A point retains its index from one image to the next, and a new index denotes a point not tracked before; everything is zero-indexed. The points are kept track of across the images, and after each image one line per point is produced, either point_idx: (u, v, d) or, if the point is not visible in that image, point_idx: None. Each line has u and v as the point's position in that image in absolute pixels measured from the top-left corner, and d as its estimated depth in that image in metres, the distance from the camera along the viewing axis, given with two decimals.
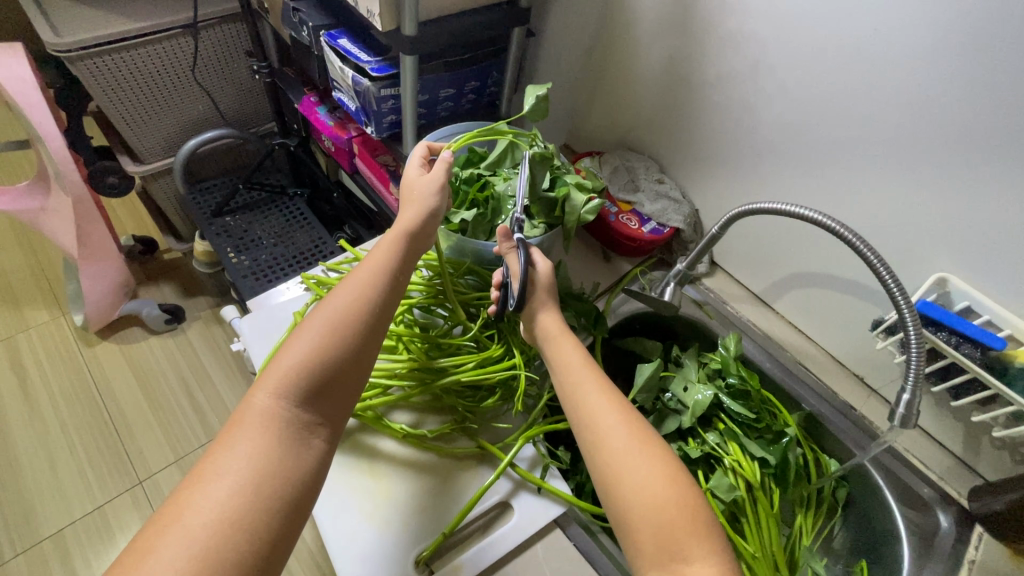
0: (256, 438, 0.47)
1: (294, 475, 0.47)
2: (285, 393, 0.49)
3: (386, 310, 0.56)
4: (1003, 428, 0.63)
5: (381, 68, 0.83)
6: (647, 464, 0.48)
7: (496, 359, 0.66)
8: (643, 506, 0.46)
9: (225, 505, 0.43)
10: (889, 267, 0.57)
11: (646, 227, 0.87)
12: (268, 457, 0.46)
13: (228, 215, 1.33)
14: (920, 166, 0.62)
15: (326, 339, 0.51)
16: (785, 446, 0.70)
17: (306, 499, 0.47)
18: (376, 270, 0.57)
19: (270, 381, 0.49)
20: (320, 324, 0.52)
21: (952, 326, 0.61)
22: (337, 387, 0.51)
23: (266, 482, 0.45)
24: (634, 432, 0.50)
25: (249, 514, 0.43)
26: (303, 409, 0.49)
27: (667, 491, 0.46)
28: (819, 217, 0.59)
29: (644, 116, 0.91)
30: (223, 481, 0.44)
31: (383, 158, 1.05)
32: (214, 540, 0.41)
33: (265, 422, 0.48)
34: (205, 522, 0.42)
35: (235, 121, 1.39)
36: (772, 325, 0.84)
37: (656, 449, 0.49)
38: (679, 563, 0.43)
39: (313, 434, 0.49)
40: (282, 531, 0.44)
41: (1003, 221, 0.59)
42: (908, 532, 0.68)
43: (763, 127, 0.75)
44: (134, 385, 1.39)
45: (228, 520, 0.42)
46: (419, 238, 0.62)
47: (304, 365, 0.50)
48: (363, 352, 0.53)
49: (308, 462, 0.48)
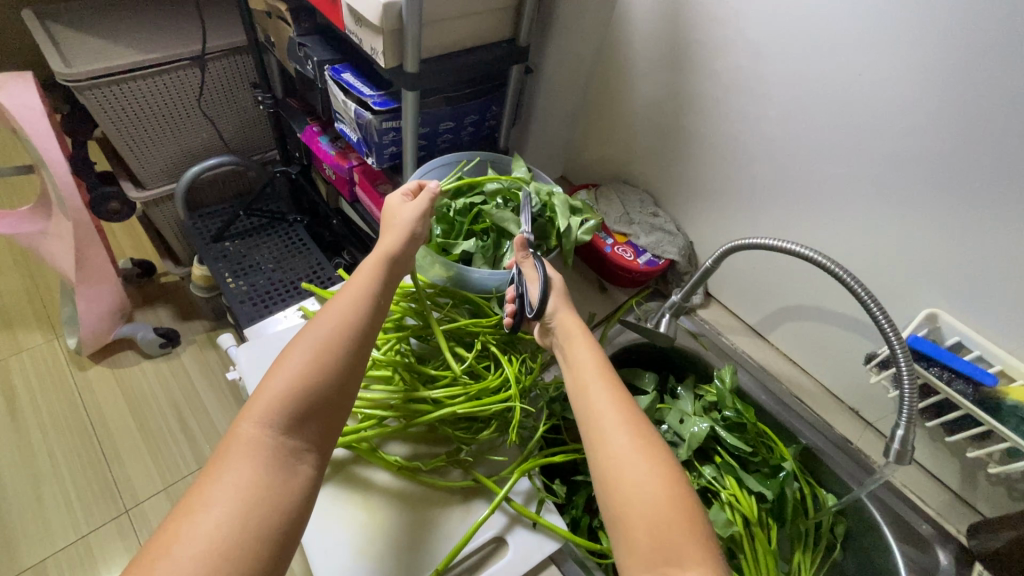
0: (244, 467, 0.46)
1: (283, 500, 0.46)
2: (270, 421, 0.49)
3: (370, 332, 0.56)
4: (999, 464, 0.63)
5: (383, 102, 0.85)
6: (647, 465, 0.47)
7: (492, 389, 0.65)
8: (642, 505, 0.45)
9: (214, 534, 0.42)
10: (879, 303, 0.58)
11: (642, 259, 0.86)
12: (256, 485, 0.46)
13: (227, 240, 1.34)
14: (911, 202, 0.64)
15: (314, 360, 0.52)
16: (782, 480, 0.69)
17: (295, 527, 0.46)
18: (358, 292, 0.58)
19: (256, 409, 0.49)
20: (304, 349, 0.52)
21: (943, 361, 0.61)
22: (325, 411, 0.52)
23: (254, 512, 0.44)
24: (638, 433, 0.50)
25: (240, 541, 0.42)
26: (288, 435, 0.49)
27: (662, 491, 0.46)
28: (807, 252, 0.60)
29: (637, 149, 0.93)
30: (210, 511, 0.43)
31: (383, 187, 1.07)
32: (204, 573, 0.40)
33: (251, 451, 0.47)
34: (193, 554, 0.41)
35: (239, 149, 1.41)
36: (768, 357, 0.84)
37: (653, 452, 0.48)
38: (673, 565, 0.43)
39: (300, 459, 0.49)
40: (273, 558, 0.44)
41: (993, 257, 0.60)
42: (908, 569, 0.67)
43: (754, 160, 0.77)
44: (126, 410, 1.39)
45: (217, 547, 0.41)
46: (401, 261, 0.63)
47: (287, 391, 0.50)
48: (351, 375, 0.54)
49: (296, 489, 0.47)
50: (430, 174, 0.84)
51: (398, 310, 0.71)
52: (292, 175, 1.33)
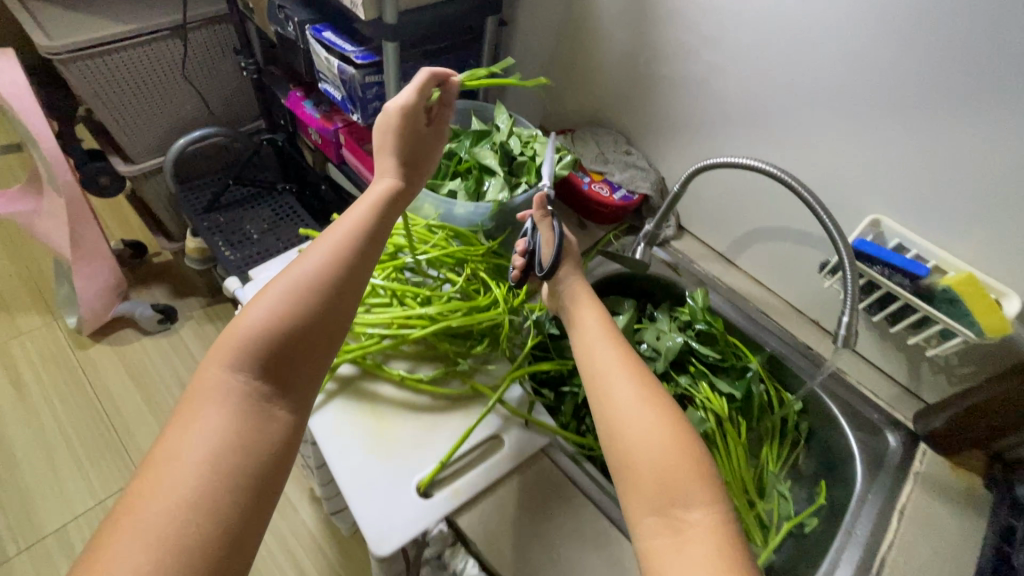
0: (217, 413, 0.45)
1: (259, 446, 0.45)
2: (242, 367, 0.48)
3: (351, 275, 0.54)
4: (935, 347, 0.70)
5: (365, 56, 0.89)
6: (652, 419, 0.48)
7: (483, 308, 0.72)
8: (646, 454, 0.47)
9: (182, 481, 0.41)
10: (827, 210, 0.65)
11: (617, 194, 0.91)
12: (229, 432, 0.45)
13: (219, 211, 1.38)
14: (855, 121, 0.70)
15: (288, 303, 0.50)
16: (749, 379, 0.78)
17: (270, 474, 0.45)
18: (340, 235, 0.55)
19: (227, 356, 0.48)
20: (279, 294, 0.50)
21: (884, 259, 0.67)
22: (299, 356, 0.50)
23: (227, 457, 0.43)
24: (643, 390, 0.51)
25: (210, 488, 0.41)
26: (261, 381, 0.48)
27: (669, 444, 0.47)
28: (762, 164, 0.68)
29: (608, 96, 0.98)
30: (180, 456, 0.42)
31: (369, 147, 1.12)
32: (171, 518, 0.39)
33: (224, 397, 0.46)
34: (158, 500, 0.40)
35: (224, 120, 1.43)
36: (737, 280, 0.91)
37: (660, 401, 0.50)
38: (679, 508, 0.44)
39: (272, 404, 0.48)
40: (245, 504, 0.42)
41: (927, 163, 0.66)
42: (861, 453, 0.75)
43: (714, 96, 0.83)
44: (131, 385, 1.43)
45: (186, 492, 0.40)
46: (390, 204, 0.60)
47: (259, 337, 0.48)
48: (328, 319, 0.51)
49: (271, 435, 0.47)
50: None
51: (391, 243, 0.75)
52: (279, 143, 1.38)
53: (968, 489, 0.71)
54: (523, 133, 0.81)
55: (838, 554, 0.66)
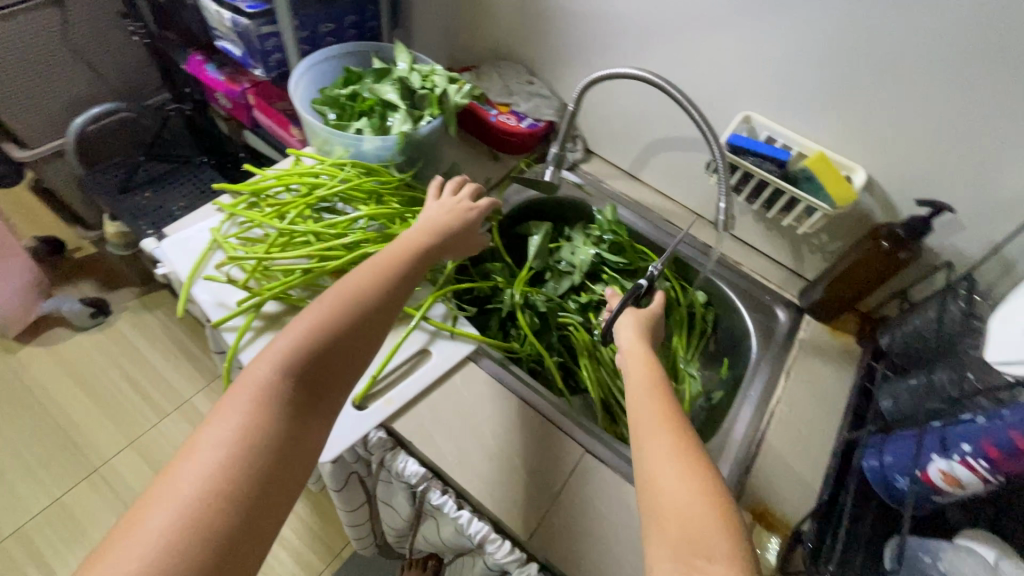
0: (250, 412, 0.46)
1: (288, 451, 0.46)
2: (283, 370, 0.48)
3: (389, 301, 0.56)
4: (805, 225, 0.79)
5: (256, 4, 0.88)
6: (687, 477, 0.44)
7: (399, 236, 0.75)
8: (677, 502, 0.43)
9: (214, 474, 0.42)
10: (696, 108, 0.69)
11: (524, 123, 0.96)
12: (261, 432, 0.45)
13: (135, 190, 1.34)
14: (721, 28, 0.76)
15: (334, 318, 0.52)
16: (654, 279, 0.88)
17: (291, 480, 0.46)
18: (383, 262, 0.58)
19: (271, 358, 0.49)
20: (324, 307, 0.52)
21: (752, 150, 0.75)
22: (335, 372, 0.51)
23: (241, 459, 0.43)
24: (681, 439, 0.48)
25: (239, 485, 0.42)
26: (297, 388, 0.48)
27: (700, 496, 0.43)
28: (635, 71, 0.71)
29: (508, 31, 1.00)
30: (212, 447, 0.43)
31: (280, 105, 1.11)
32: (198, 507, 0.40)
33: (260, 397, 0.47)
34: (188, 489, 0.40)
35: (125, 95, 1.37)
36: (642, 194, 0.98)
37: (687, 448, 0.47)
38: (702, 560, 0.40)
39: (305, 413, 0.48)
40: (264, 505, 0.43)
41: (783, 61, 0.74)
42: (754, 329, 0.84)
43: (601, 19, 0.87)
44: (71, 383, 1.40)
45: (215, 486, 0.41)
46: (434, 241, 0.63)
47: (301, 345, 0.50)
48: (363, 341, 0.53)
49: (300, 444, 0.47)
50: (320, 67, 0.88)
51: (303, 183, 0.76)
52: (187, 112, 1.32)
53: (843, 347, 0.81)
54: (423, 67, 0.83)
55: (735, 414, 0.75)
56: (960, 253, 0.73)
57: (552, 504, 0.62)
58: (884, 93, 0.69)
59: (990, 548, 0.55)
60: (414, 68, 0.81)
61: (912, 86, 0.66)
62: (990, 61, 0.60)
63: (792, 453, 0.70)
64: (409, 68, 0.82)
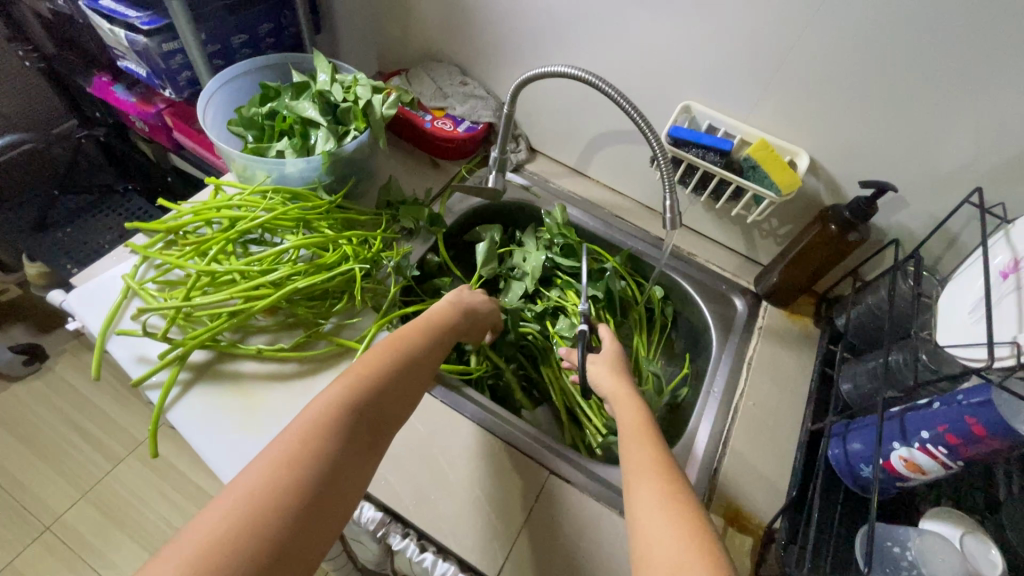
0: (323, 425, 0.45)
1: (353, 472, 0.44)
2: (356, 394, 0.48)
3: (437, 358, 0.58)
4: (754, 212, 0.78)
5: (152, 21, 0.80)
6: (670, 516, 0.42)
7: (334, 265, 0.70)
8: (660, 541, 0.40)
9: (284, 479, 0.40)
10: (632, 104, 0.65)
11: (461, 127, 0.91)
12: (331, 446, 0.44)
13: (53, 228, 1.24)
14: (653, 16, 0.73)
15: (396, 358, 0.53)
16: (608, 280, 0.83)
17: (349, 503, 0.43)
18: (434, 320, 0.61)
19: (343, 382, 0.49)
20: (393, 350, 0.54)
21: (694, 141, 0.73)
22: (396, 408, 0.51)
23: (288, 486, 0.40)
24: (665, 481, 0.45)
25: (308, 494, 0.40)
26: (365, 413, 0.48)
27: (683, 530, 0.40)
28: (567, 68, 0.67)
29: (436, 29, 0.95)
30: (282, 453, 0.41)
31: (201, 125, 1.03)
32: (261, 511, 0.37)
33: (332, 414, 0.46)
34: (255, 492, 0.38)
35: (30, 124, 1.25)
36: (591, 190, 0.95)
37: (674, 488, 0.44)
38: None
39: (369, 437, 0.47)
40: (321, 520, 0.40)
41: (718, 47, 0.71)
42: (714, 321, 0.83)
43: (531, 12, 0.82)
44: (9, 439, 1.30)
45: (283, 490, 0.39)
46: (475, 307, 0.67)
47: (373, 376, 0.50)
48: (415, 385, 0.54)
49: (362, 469, 0.45)
50: (233, 85, 0.82)
51: (222, 217, 0.70)
52: (99, 138, 1.25)
53: (802, 331, 0.81)
54: (344, 77, 0.76)
55: (702, 412, 0.73)
56: (907, 229, 0.73)
57: (519, 533, 0.59)
58: (821, 74, 0.67)
59: (957, 525, 0.56)
60: (333, 78, 0.75)
61: (847, 65, 0.65)
62: (922, 37, 0.59)
63: (758, 446, 0.69)
64: (328, 80, 0.75)
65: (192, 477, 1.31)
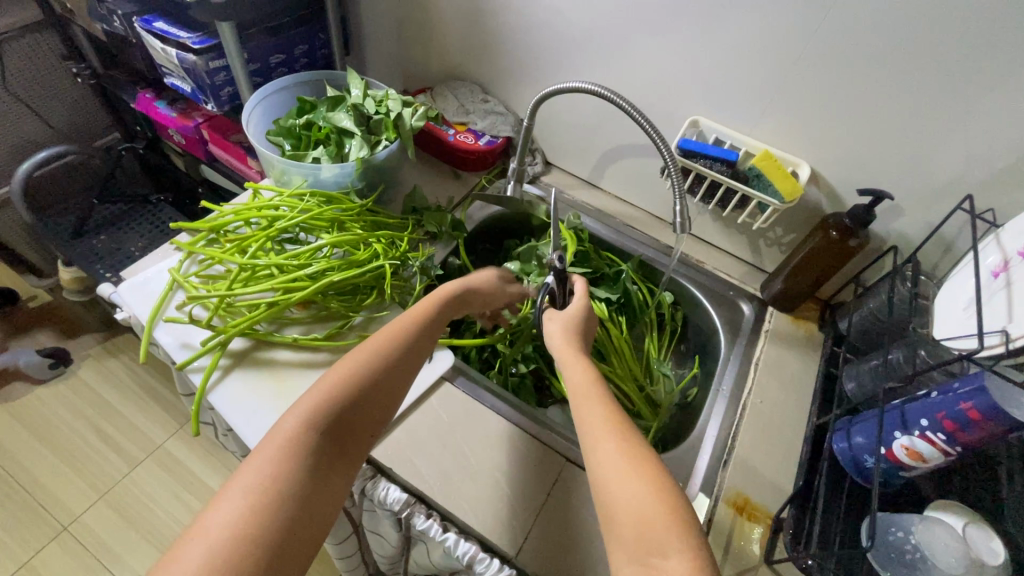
0: (281, 458, 0.47)
1: (314, 496, 0.46)
2: (314, 420, 0.49)
3: (410, 361, 0.58)
4: (760, 220, 0.82)
5: (202, 40, 0.87)
6: (641, 480, 0.45)
7: (365, 262, 0.75)
8: (627, 503, 0.44)
9: (244, 516, 0.42)
10: (643, 115, 0.71)
11: (482, 140, 0.97)
12: (292, 476, 0.46)
13: (90, 234, 1.29)
14: (663, 40, 0.79)
15: (362, 369, 0.54)
16: (624, 283, 0.90)
17: (317, 524, 0.46)
18: (408, 317, 0.61)
19: (302, 406, 0.50)
20: (356, 360, 0.54)
21: (703, 153, 0.78)
22: (361, 423, 0.53)
23: (259, 514, 0.43)
24: (630, 445, 0.48)
25: (269, 526, 0.43)
26: (325, 437, 0.49)
27: (651, 492, 0.44)
28: (584, 85, 0.72)
29: (459, 52, 1.02)
30: (243, 491, 0.44)
31: (236, 137, 1.10)
32: (226, 547, 0.40)
33: (292, 444, 0.48)
34: (217, 534, 0.41)
35: (74, 137, 1.33)
36: (603, 201, 1.00)
37: (638, 450, 0.47)
38: (656, 558, 0.40)
39: (331, 458, 0.49)
40: (291, 545, 0.43)
41: (725, 68, 0.77)
42: (721, 324, 0.86)
43: (549, 36, 0.89)
44: (33, 440, 1.34)
45: (243, 526, 0.42)
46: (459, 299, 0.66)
47: (332, 396, 0.51)
48: (383, 395, 0.55)
49: (327, 490, 0.48)
50: (273, 99, 0.88)
51: (262, 216, 0.75)
52: (139, 150, 1.31)
53: (807, 335, 0.84)
54: (377, 93, 0.82)
55: (711, 410, 0.76)
56: (906, 237, 0.77)
57: (538, 517, 0.62)
58: (820, 91, 0.72)
59: (956, 516, 0.58)
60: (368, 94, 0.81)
61: (845, 83, 0.70)
62: (913, 59, 0.64)
63: (766, 442, 0.72)
64: (362, 95, 0.81)
65: (207, 480, 1.34)
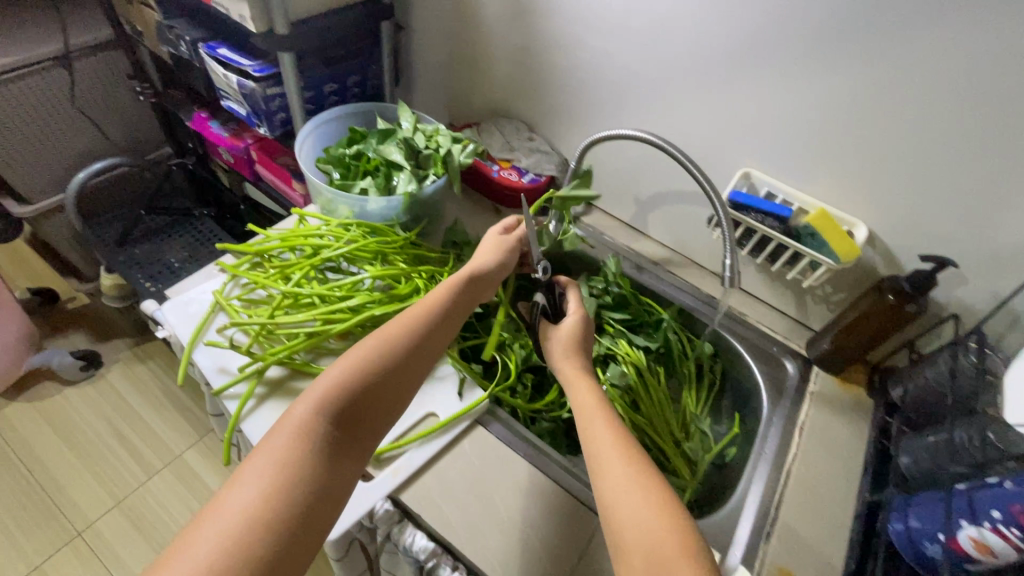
0: (292, 447, 0.47)
1: (323, 484, 0.47)
2: (324, 408, 0.50)
3: (422, 349, 0.58)
4: (809, 277, 0.80)
5: (263, 68, 0.90)
6: (652, 518, 0.46)
7: (406, 296, 0.74)
8: (635, 537, 0.45)
9: (256, 505, 0.43)
10: (696, 165, 0.70)
11: (525, 178, 0.97)
12: (303, 466, 0.47)
13: (132, 243, 1.33)
14: (719, 91, 0.79)
15: (375, 357, 0.54)
16: (664, 332, 0.87)
17: (328, 515, 0.47)
18: (422, 304, 0.60)
19: (314, 394, 0.50)
20: (368, 347, 0.54)
21: (754, 206, 0.77)
22: (372, 412, 0.53)
23: (273, 505, 0.44)
24: (641, 478, 0.49)
25: (282, 515, 0.44)
26: (336, 426, 0.50)
27: (661, 529, 0.45)
28: (636, 132, 0.72)
29: (508, 90, 1.03)
30: (255, 480, 0.44)
31: (283, 159, 1.12)
32: (239, 538, 0.41)
33: (302, 432, 0.48)
34: (230, 522, 0.42)
35: (129, 149, 1.39)
36: (643, 244, 0.99)
37: (651, 481, 0.49)
38: None
39: (341, 448, 0.50)
40: (302, 538, 0.44)
41: (781, 123, 0.76)
42: (764, 382, 0.83)
43: (601, 80, 0.89)
44: (58, 441, 1.35)
45: (255, 516, 0.42)
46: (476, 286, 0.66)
47: (342, 385, 0.51)
48: (396, 380, 0.55)
49: (337, 479, 0.48)
50: (325, 128, 0.90)
51: (308, 244, 0.76)
52: (188, 166, 1.38)
53: (855, 400, 0.80)
54: (427, 127, 0.83)
55: (752, 474, 0.73)
56: (968, 306, 0.73)
57: None
58: (881, 153, 0.70)
59: None
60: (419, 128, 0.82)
61: (909, 146, 0.68)
62: (986, 127, 0.62)
63: (812, 514, 0.68)
64: (412, 129, 0.82)
65: None
